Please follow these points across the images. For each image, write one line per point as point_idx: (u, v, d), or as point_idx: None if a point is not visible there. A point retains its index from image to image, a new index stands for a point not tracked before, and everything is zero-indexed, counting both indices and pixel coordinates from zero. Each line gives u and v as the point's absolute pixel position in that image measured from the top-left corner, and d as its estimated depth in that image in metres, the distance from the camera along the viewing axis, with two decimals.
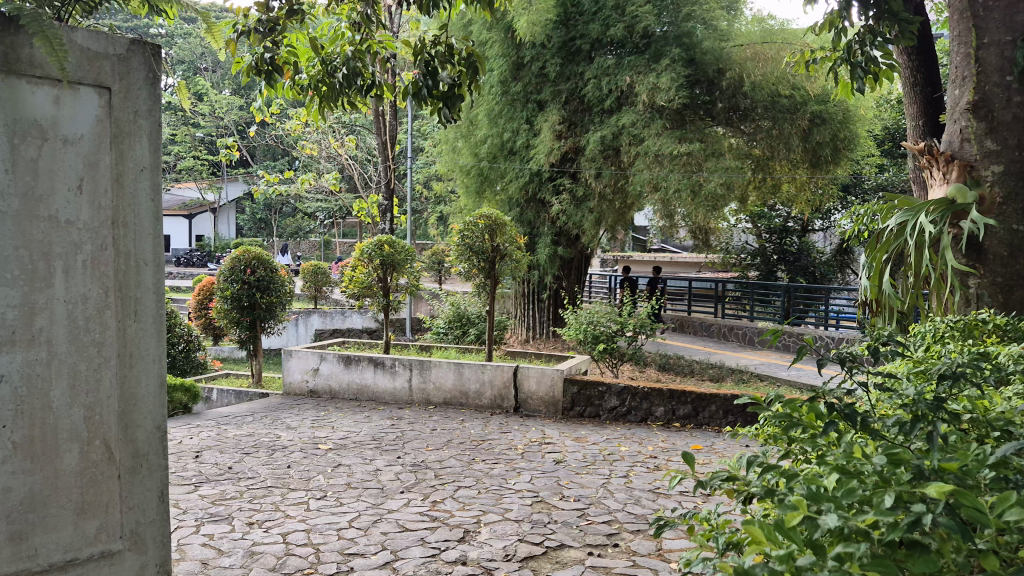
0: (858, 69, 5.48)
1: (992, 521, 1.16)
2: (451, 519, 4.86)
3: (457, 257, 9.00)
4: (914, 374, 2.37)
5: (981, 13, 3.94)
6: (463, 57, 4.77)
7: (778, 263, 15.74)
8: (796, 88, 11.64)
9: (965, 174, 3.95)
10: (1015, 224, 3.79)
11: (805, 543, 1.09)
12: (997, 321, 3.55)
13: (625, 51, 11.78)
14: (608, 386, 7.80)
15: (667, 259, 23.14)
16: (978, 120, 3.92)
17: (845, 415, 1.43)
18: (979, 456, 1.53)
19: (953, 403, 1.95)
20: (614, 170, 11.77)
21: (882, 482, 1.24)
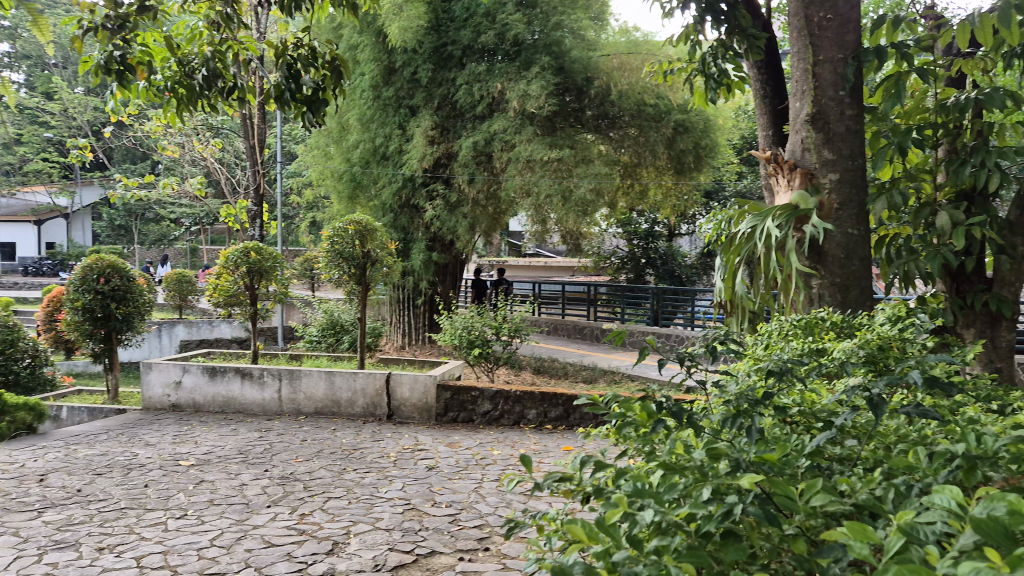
0: (712, 80, 5.76)
1: (800, 507, 1.26)
2: (319, 531, 4.75)
3: (327, 264, 8.80)
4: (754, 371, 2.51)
5: (815, 32, 4.20)
6: (327, 61, 4.75)
7: (647, 266, 16.25)
8: (660, 98, 12.10)
9: (807, 181, 4.19)
10: (849, 228, 4.11)
11: (626, 540, 1.14)
12: (834, 319, 3.81)
13: (496, 59, 11.91)
14: (481, 390, 7.87)
15: (542, 263, 23.46)
16: (816, 131, 4.20)
17: (673, 412, 1.50)
18: (797, 446, 1.64)
19: (782, 398, 2.08)
20: (487, 176, 11.86)
21: (701, 476, 1.30)
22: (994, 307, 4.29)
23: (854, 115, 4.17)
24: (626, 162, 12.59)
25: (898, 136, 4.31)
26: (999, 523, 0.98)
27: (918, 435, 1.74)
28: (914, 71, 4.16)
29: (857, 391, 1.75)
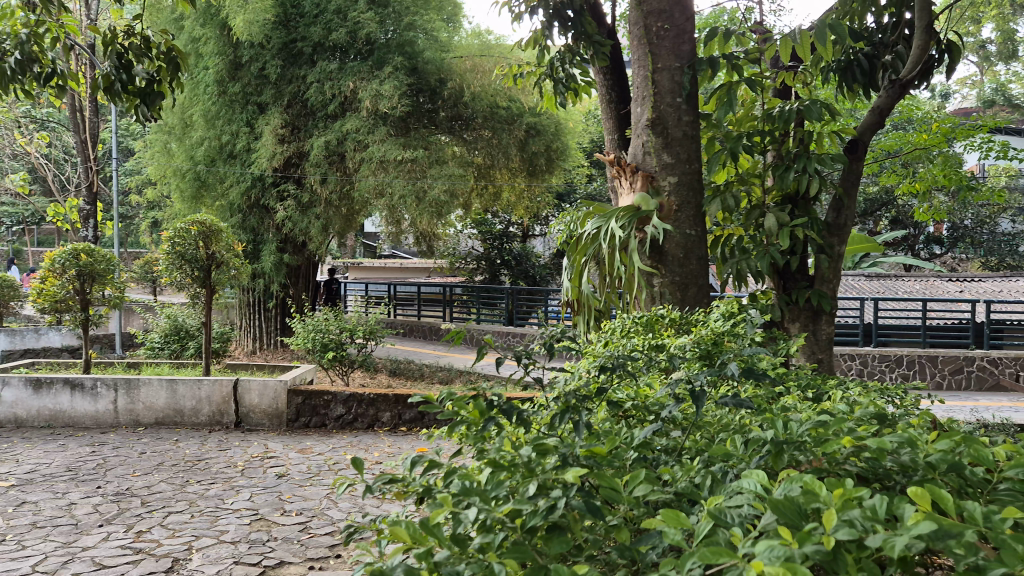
0: (559, 84, 5.88)
1: (624, 497, 1.30)
2: (158, 548, 4.50)
3: (168, 266, 8.31)
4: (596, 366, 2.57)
5: (654, 41, 4.37)
6: (162, 52, 4.44)
7: (502, 267, 16.31)
8: (513, 100, 12.31)
9: (648, 184, 4.35)
10: (687, 229, 4.30)
11: (449, 539, 1.14)
12: (673, 316, 3.97)
13: (348, 57, 11.69)
14: (334, 394, 7.73)
15: (398, 265, 23.25)
16: (655, 136, 4.38)
17: (503, 411, 1.52)
18: (627, 439, 1.69)
19: (617, 392, 2.15)
20: (339, 176, 11.62)
21: (528, 473, 1.32)
22: (816, 302, 4.61)
23: (691, 121, 4.38)
24: (480, 164, 12.57)
25: (730, 142, 4.55)
26: (795, 503, 1.05)
27: (738, 423, 1.84)
28: (744, 81, 4.42)
29: (684, 382, 1.83)
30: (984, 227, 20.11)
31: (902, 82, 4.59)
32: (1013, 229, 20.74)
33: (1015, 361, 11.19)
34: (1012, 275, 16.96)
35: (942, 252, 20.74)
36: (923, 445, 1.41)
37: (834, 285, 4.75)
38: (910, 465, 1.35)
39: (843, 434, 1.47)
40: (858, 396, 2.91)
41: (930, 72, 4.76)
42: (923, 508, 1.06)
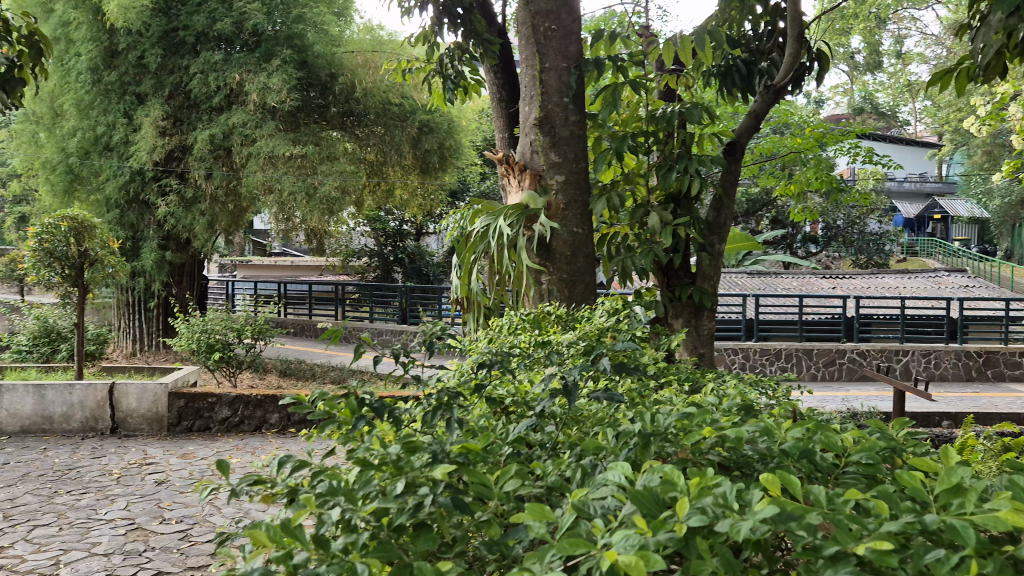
0: (449, 81, 5.82)
1: (494, 493, 1.31)
2: (21, 565, 4.23)
3: (35, 264, 7.81)
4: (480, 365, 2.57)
5: (541, 41, 4.41)
6: (22, 35, 4.14)
7: (395, 265, 16.21)
8: (405, 97, 12.20)
9: (536, 182, 4.39)
10: (574, 227, 4.36)
11: (311, 542, 1.12)
12: (559, 313, 4.02)
13: (234, 48, 11.31)
14: (219, 396, 7.47)
15: (289, 263, 22.68)
16: (543, 135, 4.42)
17: (375, 409, 1.51)
18: (503, 435, 1.70)
19: (497, 389, 2.16)
20: (226, 171, 11.22)
21: (396, 470, 1.31)
22: (697, 298, 4.78)
23: (577, 121, 4.45)
24: (372, 161, 12.60)
25: (617, 143, 4.65)
26: (653, 493, 1.08)
27: (610, 418, 1.88)
28: (629, 83, 4.52)
29: (561, 378, 1.86)
30: (854, 227, 21.37)
31: (777, 87, 4.81)
32: (880, 229, 22.13)
33: (881, 353, 11.87)
34: (878, 272, 18.09)
35: (817, 250, 21.90)
36: (778, 434, 1.49)
37: (715, 282, 4.92)
38: (767, 452, 1.41)
39: (706, 425, 1.53)
40: (734, 390, 3.03)
41: (803, 79, 5.01)
42: (771, 493, 1.12)
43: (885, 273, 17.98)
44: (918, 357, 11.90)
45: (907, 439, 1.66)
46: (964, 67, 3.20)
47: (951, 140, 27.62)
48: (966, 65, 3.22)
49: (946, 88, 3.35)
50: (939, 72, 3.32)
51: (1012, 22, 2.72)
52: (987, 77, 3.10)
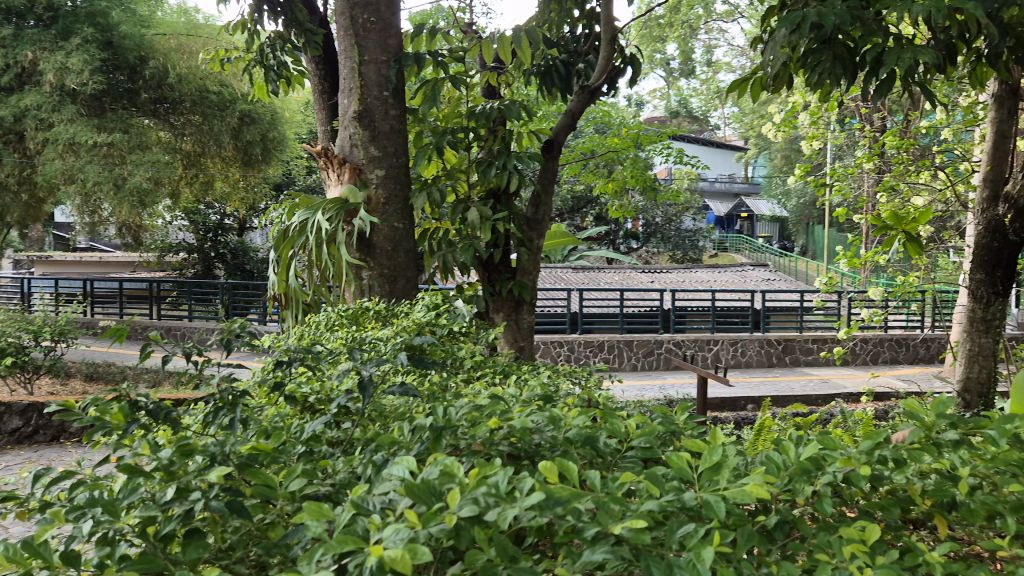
0: (271, 72, 5.52)
1: (279, 494, 1.27)
2: None
3: None
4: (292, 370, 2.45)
5: (360, 33, 4.32)
6: None
7: (216, 261, 15.38)
8: (224, 85, 11.60)
9: (355, 177, 4.31)
10: (394, 221, 4.31)
11: (63, 559, 1.04)
12: (378, 309, 3.95)
13: (24, 23, 10.28)
14: (8, 405, 6.77)
15: (97, 259, 21.01)
16: (362, 128, 4.33)
17: (149, 412, 1.42)
18: (297, 434, 1.65)
19: (299, 391, 2.08)
20: (18, 158, 10.20)
21: (167, 476, 1.24)
22: (517, 293, 4.86)
23: (398, 115, 4.39)
24: (188, 150, 12.07)
25: (436, 138, 4.62)
26: (430, 484, 1.09)
27: (409, 413, 1.86)
28: (450, 79, 4.52)
29: (360, 375, 1.83)
30: (671, 224, 22.60)
31: (591, 88, 4.98)
32: (693, 226, 23.57)
33: (694, 343, 12.69)
34: (691, 266, 19.25)
35: (638, 246, 22.99)
36: (563, 423, 1.54)
37: (534, 276, 5.02)
38: (553, 441, 1.45)
39: (496, 416, 1.55)
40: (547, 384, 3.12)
41: (617, 80, 5.21)
42: (548, 479, 1.15)
43: (697, 267, 19.14)
44: (726, 346, 12.76)
45: (687, 423, 1.76)
46: (758, 77, 3.44)
47: (755, 144, 29.87)
48: (759, 74, 3.47)
49: (742, 94, 3.58)
50: (737, 80, 3.54)
51: (796, 39, 2.86)
52: (776, 86, 3.35)
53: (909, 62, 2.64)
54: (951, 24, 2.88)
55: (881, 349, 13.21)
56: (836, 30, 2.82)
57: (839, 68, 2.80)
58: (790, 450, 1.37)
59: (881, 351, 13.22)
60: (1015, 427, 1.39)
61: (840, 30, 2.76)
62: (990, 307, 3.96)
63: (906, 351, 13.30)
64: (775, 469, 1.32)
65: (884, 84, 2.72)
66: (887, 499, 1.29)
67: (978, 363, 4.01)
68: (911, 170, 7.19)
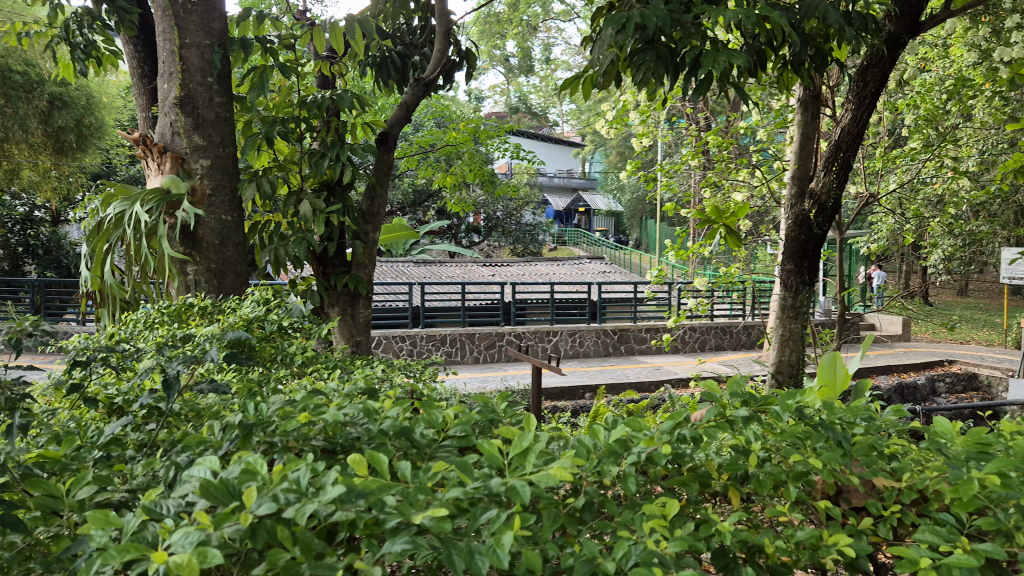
0: (77, 51, 5.00)
1: (66, 504, 1.18)
2: None
3: None
4: (96, 374, 2.27)
5: (180, 14, 4.03)
6: None
7: (25, 256, 14.01)
8: (29, 65, 10.64)
9: (178, 166, 4.01)
10: (220, 213, 4.09)
11: None
12: (202, 304, 3.71)
13: None
14: None
15: None
16: (185, 116, 4.05)
17: None
18: (94, 439, 1.54)
19: (101, 397, 1.93)
20: None
21: None
22: (353, 287, 4.75)
23: (223, 103, 4.16)
24: None
25: (265, 127, 4.40)
26: (228, 484, 1.04)
27: (219, 411, 1.78)
28: (279, 66, 4.32)
29: (168, 373, 1.72)
30: (511, 218, 22.99)
31: (426, 81, 4.96)
32: (533, 220, 24.10)
33: (534, 334, 12.95)
34: (531, 260, 19.67)
35: (479, 239, 23.22)
36: (378, 414, 1.52)
37: (369, 270, 4.93)
38: (368, 434, 1.43)
39: (308, 410, 1.52)
40: (384, 378, 3.09)
41: (453, 74, 5.21)
42: (358, 472, 1.13)
43: (537, 260, 19.55)
44: (565, 337, 13.12)
45: (507, 411, 1.79)
46: (589, 74, 3.53)
47: (591, 141, 30.91)
48: (589, 74, 3.56)
49: (574, 92, 3.67)
50: (570, 78, 3.63)
51: (622, 39, 2.93)
52: (605, 83, 3.44)
53: (723, 64, 2.78)
54: (761, 31, 3.07)
55: (707, 337, 14.03)
56: (658, 31, 2.91)
57: (660, 67, 2.89)
58: (602, 434, 1.41)
59: (708, 338, 14.05)
60: (795, 403, 1.51)
61: (662, 31, 2.85)
62: (799, 295, 4.28)
63: (730, 338, 14.21)
64: (586, 452, 1.35)
65: (702, 84, 2.84)
66: (688, 475, 1.36)
67: (788, 347, 4.34)
68: (731, 167, 7.68)
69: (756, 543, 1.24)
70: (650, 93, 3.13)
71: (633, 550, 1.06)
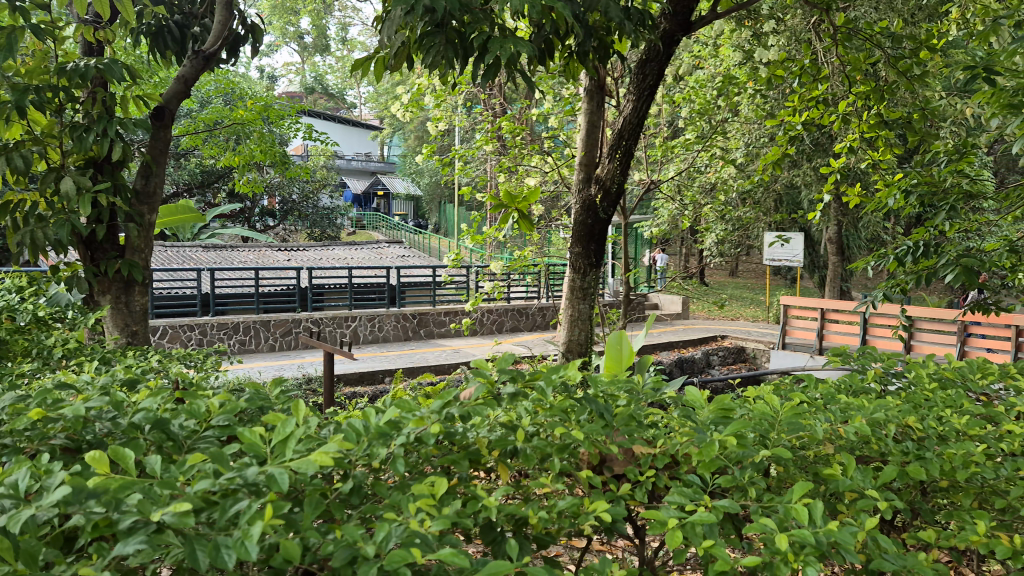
0: None
1: None
2: None
3: None
4: None
5: None
6: None
7: None
8: None
9: None
10: None
11: None
12: None
13: None
14: None
15: None
16: None
17: None
18: None
19: None
20: None
21: None
22: (126, 273, 4.30)
23: None
24: None
25: (15, 94, 3.89)
26: None
27: None
28: (31, 27, 3.82)
29: None
30: (307, 201, 22.24)
31: (207, 54, 4.65)
32: (330, 203, 23.52)
33: (331, 320, 12.65)
34: (329, 244, 19.20)
35: (274, 223, 22.35)
36: (129, 407, 1.40)
37: (145, 254, 4.56)
38: (117, 429, 1.32)
39: (47, 406, 1.37)
40: (157, 370, 2.88)
41: (237, 48, 4.93)
42: (98, 471, 1.03)
43: (334, 245, 19.13)
44: (364, 322, 12.96)
45: (279, 397, 1.72)
46: (380, 55, 3.36)
47: (390, 124, 30.56)
48: (380, 54, 3.42)
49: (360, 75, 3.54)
50: (359, 59, 3.49)
51: (411, 20, 2.83)
52: (397, 65, 3.30)
53: (511, 51, 2.74)
54: (546, 21, 3.12)
55: (504, 319, 14.39)
56: (448, 15, 2.83)
57: (450, 52, 2.86)
58: (371, 416, 1.39)
59: (505, 320, 14.41)
60: (561, 377, 1.58)
61: (451, 15, 2.78)
62: (587, 277, 4.44)
63: (525, 320, 14.67)
64: (355, 435, 1.33)
65: (491, 69, 2.78)
66: (460, 452, 1.37)
67: (578, 327, 4.50)
68: (524, 153, 7.90)
69: (521, 515, 1.27)
70: (443, 78, 3.06)
71: (394, 532, 1.05)
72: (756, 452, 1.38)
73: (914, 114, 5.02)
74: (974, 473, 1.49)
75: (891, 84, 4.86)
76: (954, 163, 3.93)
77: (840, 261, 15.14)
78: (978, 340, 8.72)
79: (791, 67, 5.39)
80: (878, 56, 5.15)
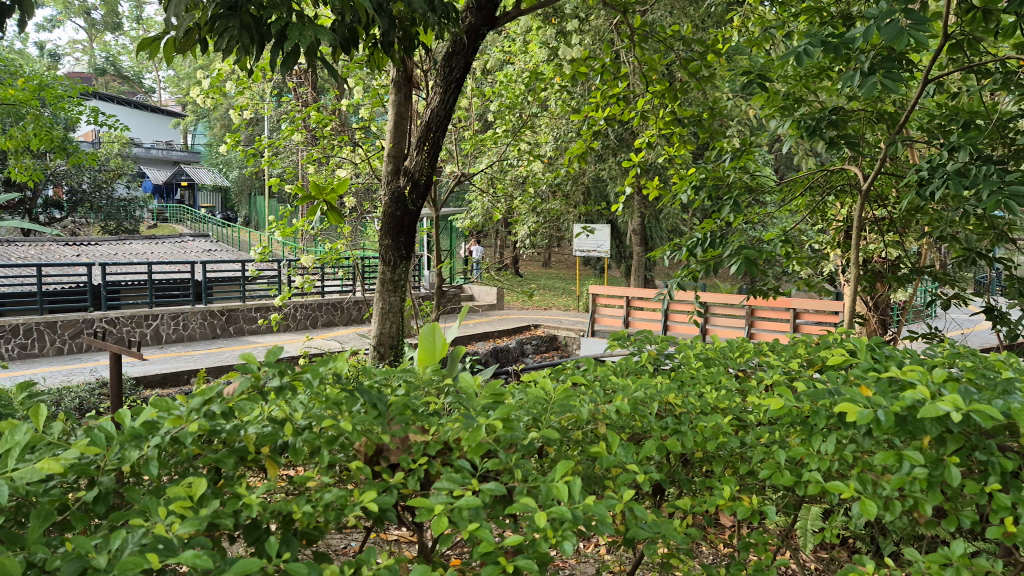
0: None
1: None
2: None
3: None
4: None
5: None
6: None
7: None
8: None
9: None
10: None
11: None
12: None
13: None
14: None
15: None
16: None
17: None
18: None
19: None
20: None
21: None
22: None
23: None
24: None
25: None
26: None
27: None
28: None
29: None
30: (99, 191, 20.58)
31: None
32: (126, 194, 21.93)
33: (129, 320, 11.75)
34: (124, 238, 17.86)
35: (60, 215, 20.50)
36: None
37: None
38: None
39: None
40: None
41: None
42: None
43: (131, 239, 17.83)
44: (167, 320, 12.14)
45: (23, 403, 1.57)
46: (167, 37, 2.87)
47: (193, 111, 28.96)
48: (169, 35, 2.90)
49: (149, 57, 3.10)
50: (142, 39, 2.96)
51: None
52: (186, 47, 2.79)
53: (312, 39, 2.45)
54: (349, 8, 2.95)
55: (318, 313, 14.04)
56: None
57: (246, 37, 2.47)
58: (125, 418, 1.30)
59: (319, 315, 14.07)
60: (330, 369, 1.54)
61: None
62: (398, 269, 4.35)
63: (340, 314, 14.40)
64: (104, 439, 1.23)
65: (289, 59, 2.47)
66: (222, 452, 1.31)
67: (389, 320, 4.39)
68: (333, 145, 7.71)
69: (285, 510, 1.24)
70: (240, 66, 2.76)
71: (131, 538, 0.99)
72: (525, 435, 1.43)
73: (703, 113, 5.32)
74: (723, 442, 1.62)
75: (683, 85, 5.13)
76: (736, 160, 4.23)
77: (642, 251, 16.02)
78: (764, 323, 9.47)
79: (593, 65, 5.55)
80: (672, 58, 5.41)
